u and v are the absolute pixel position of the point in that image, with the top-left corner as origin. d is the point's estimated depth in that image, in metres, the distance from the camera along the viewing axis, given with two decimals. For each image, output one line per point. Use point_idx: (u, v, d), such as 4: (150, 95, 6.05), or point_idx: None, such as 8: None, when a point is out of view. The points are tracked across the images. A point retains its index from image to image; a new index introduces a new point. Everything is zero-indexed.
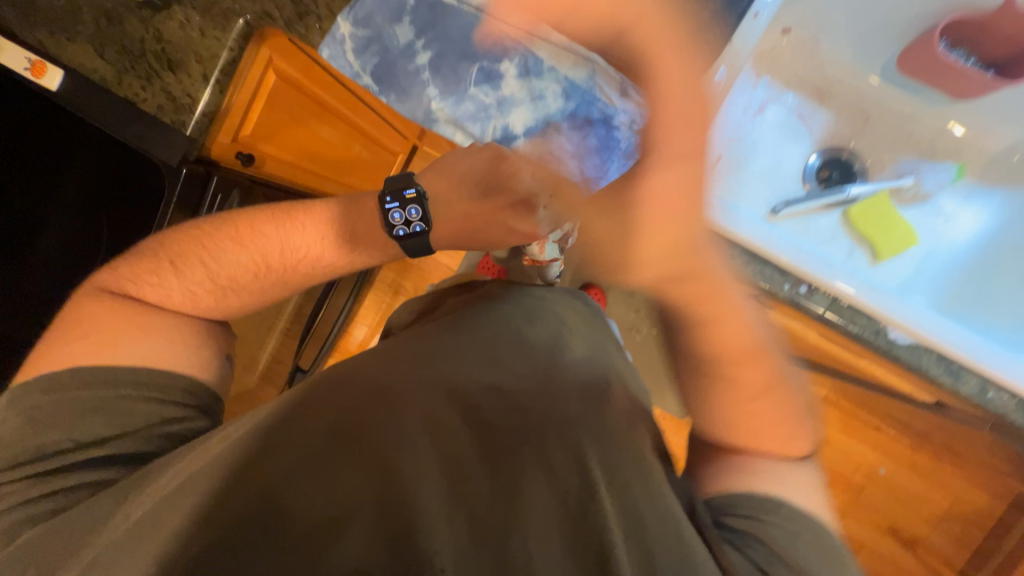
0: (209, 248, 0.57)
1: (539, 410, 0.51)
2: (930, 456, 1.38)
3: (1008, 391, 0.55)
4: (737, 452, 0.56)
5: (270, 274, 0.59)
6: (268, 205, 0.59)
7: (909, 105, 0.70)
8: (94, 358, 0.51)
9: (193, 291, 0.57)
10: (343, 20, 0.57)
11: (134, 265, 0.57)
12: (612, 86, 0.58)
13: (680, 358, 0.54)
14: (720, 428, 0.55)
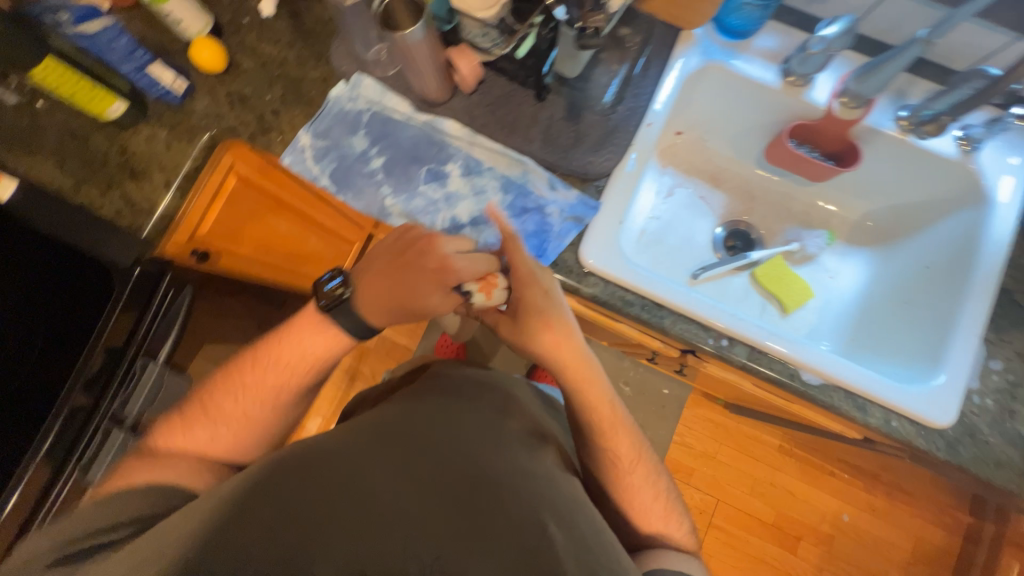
0: (224, 392, 0.62)
1: (496, 471, 0.51)
2: (886, 498, 1.43)
3: (907, 418, 0.63)
4: (654, 520, 0.61)
5: (279, 398, 0.62)
6: (260, 340, 0.64)
7: (784, 186, 0.85)
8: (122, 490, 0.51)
9: (215, 433, 0.60)
10: (304, 133, 0.69)
11: (163, 426, 0.61)
12: (542, 181, 0.68)
13: (607, 428, 0.62)
14: (632, 507, 0.62)
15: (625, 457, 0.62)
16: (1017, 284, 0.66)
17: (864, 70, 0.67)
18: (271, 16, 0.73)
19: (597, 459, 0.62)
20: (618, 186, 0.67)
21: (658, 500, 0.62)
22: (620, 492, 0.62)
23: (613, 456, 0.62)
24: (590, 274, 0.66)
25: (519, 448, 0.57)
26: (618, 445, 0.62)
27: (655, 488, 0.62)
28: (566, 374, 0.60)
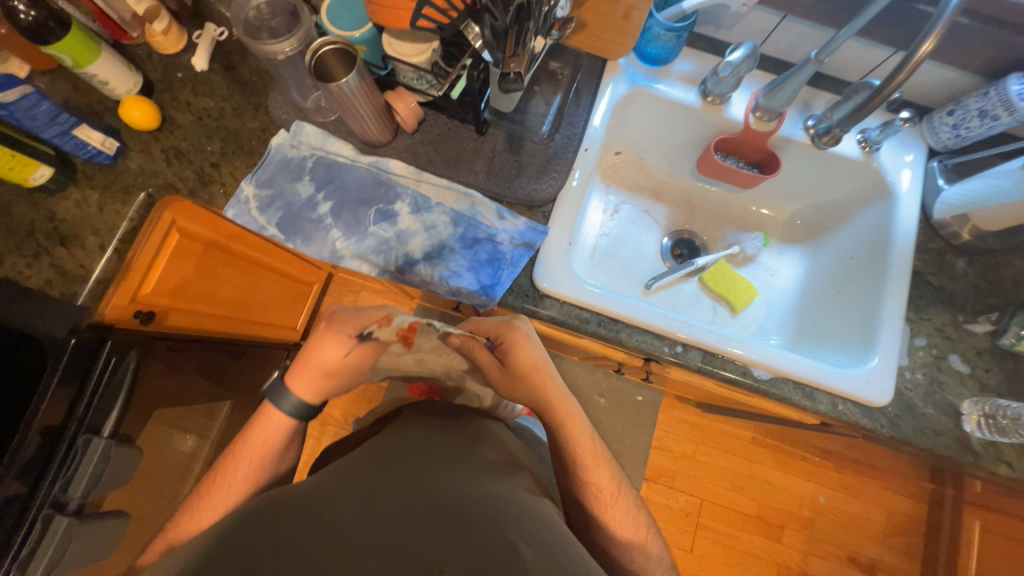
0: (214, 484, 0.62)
1: (462, 498, 0.50)
2: (855, 475, 1.50)
3: (852, 401, 0.67)
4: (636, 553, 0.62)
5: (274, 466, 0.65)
6: (235, 437, 0.66)
7: (720, 194, 0.91)
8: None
9: (219, 515, 0.60)
10: (246, 184, 0.68)
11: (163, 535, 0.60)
12: (491, 212, 0.69)
13: (588, 462, 0.63)
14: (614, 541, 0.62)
15: (605, 493, 0.62)
16: (928, 267, 0.73)
17: (769, 86, 0.74)
18: (203, 70, 0.73)
19: (580, 488, 0.63)
20: (564, 210, 0.70)
21: (638, 534, 0.63)
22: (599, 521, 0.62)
23: (593, 489, 0.63)
24: (546, 296, 0.68)
25: (486, 474, 0.56)
26: (597, 480, 0.63)
27: (632, 517, 0.63)
28: (551, 412, 0.63)
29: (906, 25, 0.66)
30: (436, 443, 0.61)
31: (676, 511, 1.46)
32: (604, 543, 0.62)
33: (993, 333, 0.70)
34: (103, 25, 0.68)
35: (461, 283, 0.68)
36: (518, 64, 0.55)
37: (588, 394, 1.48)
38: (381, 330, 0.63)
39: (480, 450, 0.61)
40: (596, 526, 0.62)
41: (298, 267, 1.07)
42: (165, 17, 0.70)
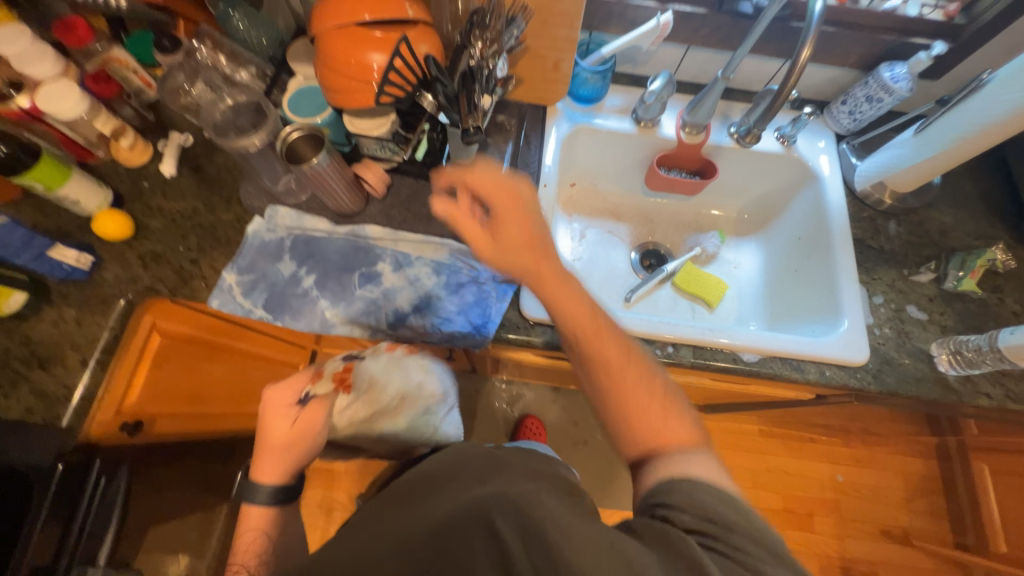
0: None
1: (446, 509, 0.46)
2: (864, 446, 1.53)
3: (836, 365, 0.72)
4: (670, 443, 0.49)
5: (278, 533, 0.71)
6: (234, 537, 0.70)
7: (672, 204, 0.99)
8: None
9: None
10: (228, 273, 0.70)
11: None
12: (469, 256, 0.73)
13: (595, 328, 0.53)
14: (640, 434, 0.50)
15: (616, 366, 0.52)
16: (866, 233, 0.82)
17: (691, 105, 0.83)
18: (172, 175, 0.76)
19: (583, 362, 0.54)
20: None
21: (671, 417, 0.51)
22: (627, 418, 0.51)
23: (601, 360, 0.52)
24: (536, 324, 0.71)
25: (469, 478, 0.51)
26: (605, 350, 0.52)
27: (660, 402, 0.52)
28: (540, 287, 0.54)
29: (787, 39, 0.79)
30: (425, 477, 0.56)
31: None
32: None
33: (937, 279, 0.78)
34: (68, 149, 0.71)
35: (453, 327, 0.70)
36: (477, 118, 0.62)
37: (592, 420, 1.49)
38: (318, 385, 0.77)
39: (470, 458, 0.57)
40: None
41: (284, 349, 1.06)
42: (130, 133, 0.73)
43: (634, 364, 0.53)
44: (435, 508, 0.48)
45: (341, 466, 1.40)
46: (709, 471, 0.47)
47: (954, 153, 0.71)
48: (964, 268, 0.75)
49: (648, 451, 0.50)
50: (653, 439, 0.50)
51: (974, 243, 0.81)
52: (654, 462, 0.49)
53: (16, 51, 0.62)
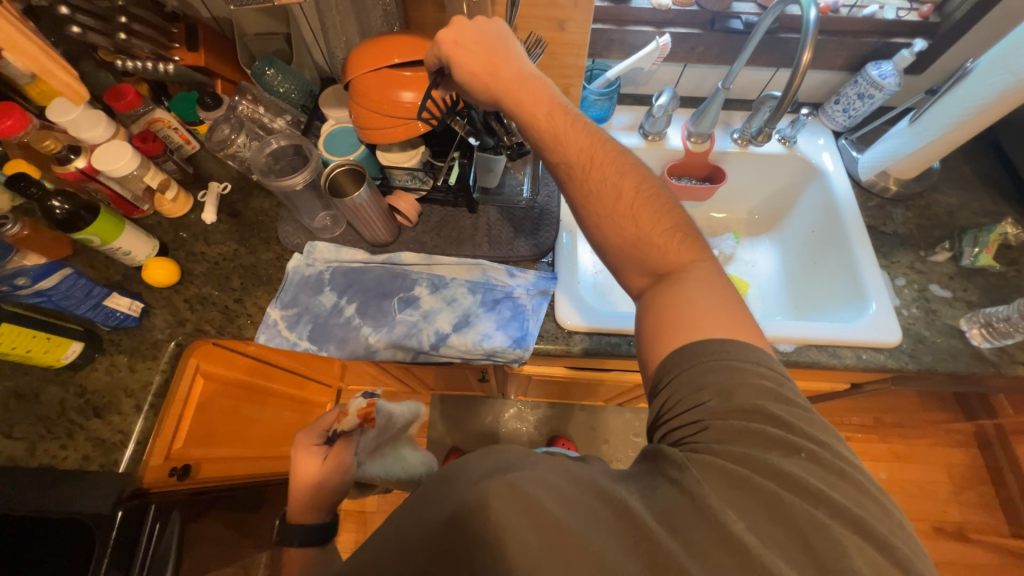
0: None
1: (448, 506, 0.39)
2: (901, 441, 1.50)
3: (870, 348, 0.73)
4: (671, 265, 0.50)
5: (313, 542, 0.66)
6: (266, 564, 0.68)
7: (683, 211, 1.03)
8: None
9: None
10: (272, 308, 0.73)
11: None
12: (502, 273, 0.76)
13: (590, 149, 0.54)
14: (645, 247, 0.51)
15: (611, 183, 0.52)
16: (877, 220, 0.85)
17: (695, 115, 0.88)
18: (212, 222, 0.80)
19: (582, 191, 0.53)
20: (563, 256, 0.79)
21: (683, 252, 0.50)
22: (639, 242, 0.51)
23: (598, 184, 0.53)
24: (574, 332, 0.73)
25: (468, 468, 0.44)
26: (600, 168, 0.53)
27: (653, 220, 0.52)
28: (518, 108, 0.55)
29: (777, 49, 0.85)
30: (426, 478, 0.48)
31: None
32: None
33: (953, 257, 0.80)
34: (117, 205, 0.75)
35: (493, 342, 0.72)
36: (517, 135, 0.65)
37: (623, 436, 1.48)
38: (342, 422, 0.72)
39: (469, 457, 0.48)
40: None
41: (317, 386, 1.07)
42: (174, 186, 0.78)
43: (652, 203, 0.52)
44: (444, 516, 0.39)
45: (374, 506, 1.37)
46: (708, 295, 0.47)
47: (951, 137, 0.75)
48: (979, 244, 0.78)
49: (657, 276, 0.50)
50: (652, 267, 0.50)
51: (983, 221, 0.84)
52: (664, 284, 0.49)
53: (72, 119, 0.68)
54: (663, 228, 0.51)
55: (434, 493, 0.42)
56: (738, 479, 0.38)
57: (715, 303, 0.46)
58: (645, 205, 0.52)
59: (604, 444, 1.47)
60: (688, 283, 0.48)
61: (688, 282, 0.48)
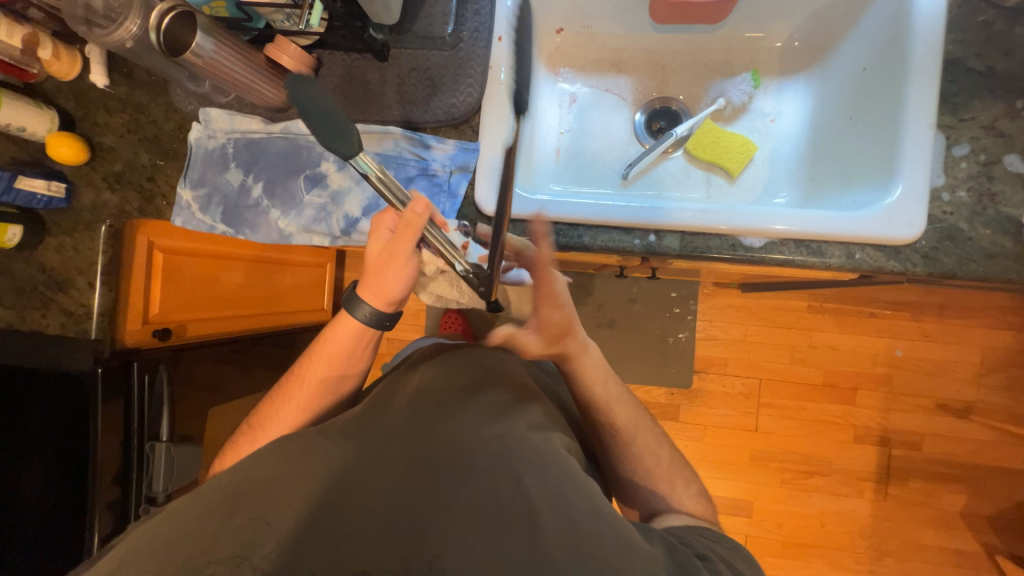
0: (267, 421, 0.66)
1: (477, 451, 0.52)
2: (938, 320, 1.35)
3: (870, 245, 0.57)
4: (613, 428, 0.67)
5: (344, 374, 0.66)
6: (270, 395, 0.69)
7: (692, 41, 0.76)
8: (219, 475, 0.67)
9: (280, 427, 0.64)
10: (182, 189, 0.69)
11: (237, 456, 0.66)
12: (416, 145, 0.64)
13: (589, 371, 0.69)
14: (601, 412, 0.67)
15: (624, 429, 0.67)
16: (970, 47, 0.58)
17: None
18: (107, 86, 0.70)
19: (597, 428, 0.69)
20: (493, 120, 0.63)
21: (632, 415, 0.68)
22: (647, 473, 0.66)
23: (612, 426, 0.67)
24: (495, 220, 0.63)
25: (494, 418, 0.56)
26: (617, 415, 0.67)
27: (658, 455, 0.68)
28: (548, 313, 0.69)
29: None
30: (457, 413, 0.56)
31: (734, 396, 1.43)
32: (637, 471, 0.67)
33: None
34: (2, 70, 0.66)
35: None
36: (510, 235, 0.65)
37: (619, 302, 1.47)
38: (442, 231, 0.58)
39: (493, 391, 0.60)
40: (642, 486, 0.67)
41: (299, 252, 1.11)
42: (47, 41, 0.67)
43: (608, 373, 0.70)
44: (471, 422, 0.55)
45: None
46: (641, 452, 0.68)
47: None
48: None
49: (617, 433, 0.67)
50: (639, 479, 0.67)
51: None
52: (616, 444, 0.68)
53: None
54: (619, 405, 0.68)
55: (456, 427, 0.55)
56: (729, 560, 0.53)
57: (645, 449, 0.68)
58: (598, 373, 0.69)
59: (599, 308, 1.47)
60: (626, 445, 0.68)
61: (629, 436, 0.68)
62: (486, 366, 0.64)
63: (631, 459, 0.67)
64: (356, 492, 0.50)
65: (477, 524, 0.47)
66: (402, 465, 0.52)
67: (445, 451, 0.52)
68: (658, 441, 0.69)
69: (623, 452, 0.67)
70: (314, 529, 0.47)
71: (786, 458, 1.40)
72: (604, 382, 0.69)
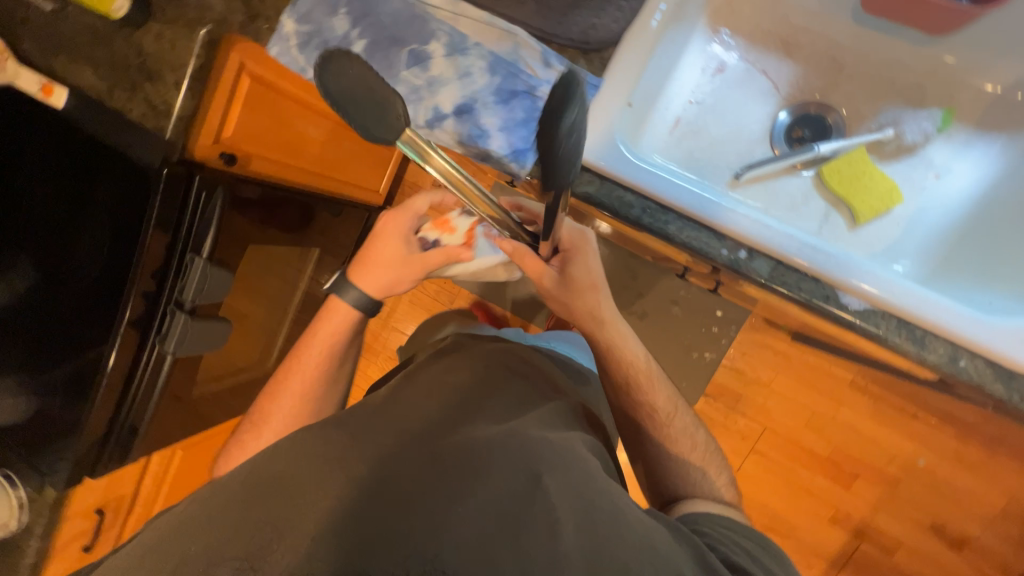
0: (266, 401, 0.87)
1: (482, 443, 0.58)
2: (979, 449, 1.25)
3: (987, 359, 0.49)
4: (650, 408, 0.82)
5: (326, 374, 0.89)
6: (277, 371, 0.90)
7: (893, 50, 0.63)
8: (242, 437, 0.86)
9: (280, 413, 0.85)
10: (287, 18, 0.64)
11: (245, 425, 0.87)
12: (534, 57, 0.57)
13: (626, 360, 0.83)
14: (640, 393, 0.82)
15: (661, 411, 0.82)
16: None
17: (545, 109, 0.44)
18: None
19: (640, 409, 0.82)
20: (624, 64, 0.56)
21: (662, 393, 0.83)
22: (682, 456, 0.79)
23: (651, 406, 0.83)
24: (584, 170, 0.57)
25: (495, 421, 0.64)
26: (654, 397, 0.82)
27: (692, 439, 0.82)
28: (602, 317, 0.81)
29: None
30: (470, 420, 0.64)
31: (732, 431, 1.40)
32: (666, 458, 0.80)
33: None
34: None
35: (489, 144, 0.59)
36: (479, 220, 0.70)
37: (661, 301, 1.43)
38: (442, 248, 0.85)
39: (499, 398, 0.71)
40: (677, 471, 0.78)
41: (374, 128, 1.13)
42: None
43: (638, 350, 0.84)
44: (486, 426, 0.63)
45: None
46: (678, 432, 0.81)
47: None
48: None
49: (655, 413, 0.82)
50: (681, 465, 0.78)
51: None
52: (654, 422, 0.82)
53: None
54: (653, 387, 0.83)
55: (453, 423, 0.64)
56: (754, 550, 0.63)
57: (675, 432, 0.82)
58: (632, 350, 0.83)
59: (639, 297, 1.44)
60: (660, 427, 0.81)
61: (661, 415, 0.82)
62: (505, 368, 0.79)
63: (667, 439, 0.81)
64: (384, 465, 0.55)
65: (485, 514, 0.50)
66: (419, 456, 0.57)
67: (449, 439, 0.60)
68: (691, 425, 0.83)
69: (665, 427, 0.82)
70: (344, 521, 0.49)
71: (754, 507, 1.39)
72: (637, 364, 0.83)
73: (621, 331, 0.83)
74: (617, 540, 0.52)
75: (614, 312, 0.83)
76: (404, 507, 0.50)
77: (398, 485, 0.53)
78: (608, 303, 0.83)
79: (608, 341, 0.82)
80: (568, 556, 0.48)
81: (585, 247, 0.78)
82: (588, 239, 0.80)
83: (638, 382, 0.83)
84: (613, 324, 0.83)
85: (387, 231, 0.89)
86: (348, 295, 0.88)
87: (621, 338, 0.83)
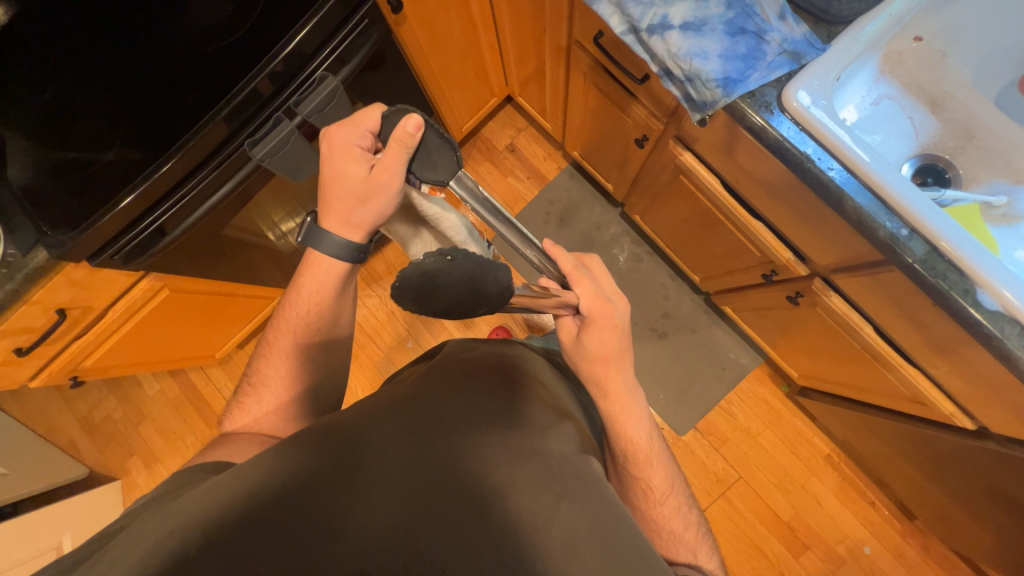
0: (269, 346, 0.73)
1: (494, 472, 0.52)
2: (919, 551, 1.35)
3: None
4: (641, 482, 0.69)
5: (318, 330, 0.71)
6: (269, 318, 0.74)
7: (1016, 136, 0.75)
8: (250, 386, 0.73)
9: (282, 368, 0.72)
10: None
11: (251, 376, 0.74)
12: (773, 7, 0.64)
13: (625, 433, 0.68)
14: (632, 469, 0.69)
15: (656, 489, 0.68)
16: None
17: (476, 291, 0.40)
18: None
19: (631, 483, 0.69)
20: (842, 47, 0.65)
21: (661, 471, 0.69)
22: (670, 535, 0.68)
23: (643, 483, 0.69)
24: (784, 114, 0.63)
25: (525, 430, 0.58)
26: (648, 475, 0.68)
27: (684, 518, 0.69)
28: (605, 386, 0.67)
29: None
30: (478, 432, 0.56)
31: (710, 472, 1.42)
32: (649, 532, 0.69)
33: None
34: None
35: (706, 64, 0.64)
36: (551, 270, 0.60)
37: (683, 327, 1.49)
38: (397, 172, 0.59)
39: (532, 408, 0.62)
40: (656, 542, 0.68)
41: (492, 52, 1.24)
42: None
43: (643, 421, 0.68)
44: (499, 440, 0.56)
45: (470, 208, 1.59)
46: (674, 508, 0.69)
47: None
48: None
49: (647, 489, 0.69)
50: (666, 542, 0.68)
51: None
52: (643, 502, 0.69)
53: None
54: (653, 463, 0.68)
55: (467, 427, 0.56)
56: None
57: (677, 495, 0.70)
58: (633, 420, 0.68)
59: (665, 317, 1.49)
60: (652, 500, 0.69)
61: (653, 489, 0.69)
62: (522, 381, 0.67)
63: (656, 514, 0.68)
64: (420, 448, 0.54)
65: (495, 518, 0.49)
66: (422, 453, 0.53)
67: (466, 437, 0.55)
68: (688, 500, 0.72)
69: (655, 502, 0.69)
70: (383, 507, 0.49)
71: None
72: (639, 438, 0.68)
73: (629, 397, 0.68)
74: (625, 555, 0.49)
75: (626, 377, 0.67)
76: (410, 484, 0.51)
77: (432, 460, 0.53)
78: (619, 367, 0.66)
79: (608, 410, 0.68)
80: (579, 559, 0.47)
81: (608, 323, 0.62)
82: (615, 312, 0.62)
83: (635, 457, 0.68)
84: (622, 389, 0.67)
85: (333, 160, 0.60)
86: (325, 247, 0.64)
87: (619, 411, 0.68)
